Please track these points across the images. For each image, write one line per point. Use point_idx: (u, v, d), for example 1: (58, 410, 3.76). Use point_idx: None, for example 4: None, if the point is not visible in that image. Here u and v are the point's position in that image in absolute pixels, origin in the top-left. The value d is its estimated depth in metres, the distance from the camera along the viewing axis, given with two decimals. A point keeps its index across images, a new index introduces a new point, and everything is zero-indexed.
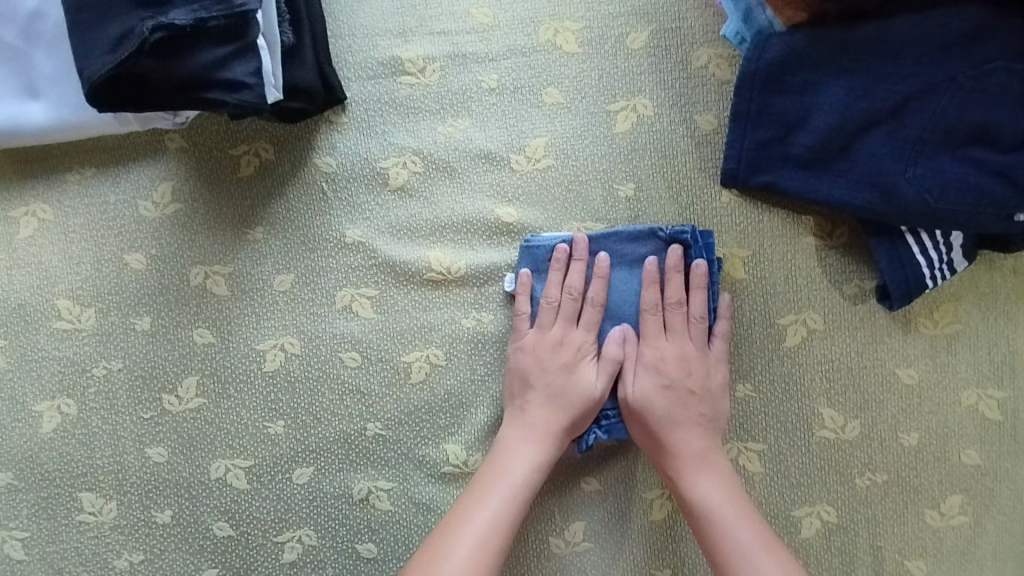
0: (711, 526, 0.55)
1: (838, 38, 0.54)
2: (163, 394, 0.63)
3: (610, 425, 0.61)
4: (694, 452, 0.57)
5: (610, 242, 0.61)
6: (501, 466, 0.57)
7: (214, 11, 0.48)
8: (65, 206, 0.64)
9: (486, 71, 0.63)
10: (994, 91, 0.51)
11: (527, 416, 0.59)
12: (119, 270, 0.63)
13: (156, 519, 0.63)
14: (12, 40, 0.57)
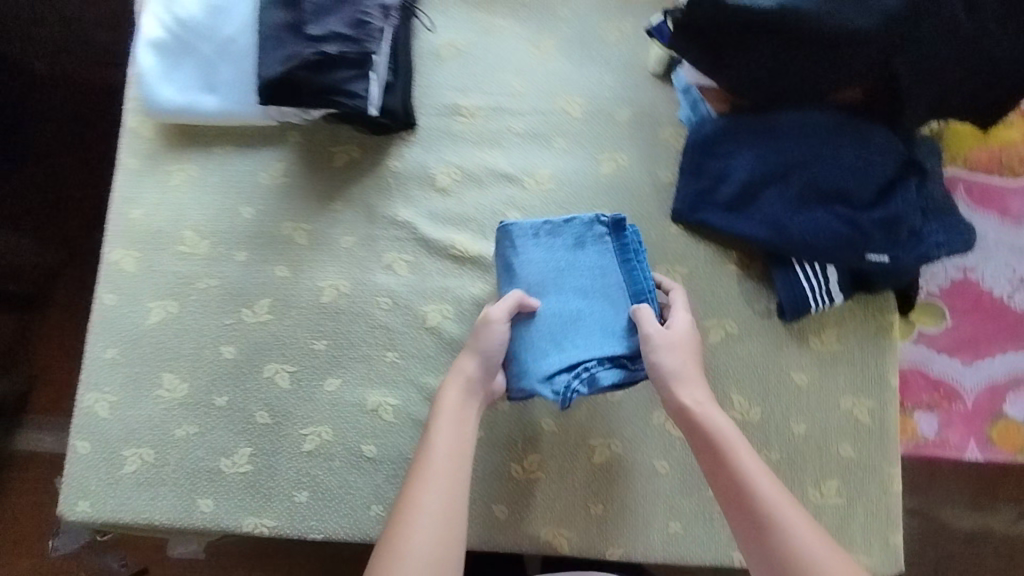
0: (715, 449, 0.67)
1: (750, 123, 0.79)
2: (243, 308, 0.85)
3: (586, 376, 0.74)
4: (703, 393, 0.71)
5: (568, 226, 0.80)
6: (445, 415, 0.71)
7: (352, 49, 0.75)
8: (208, 167, 0.89)
9: (515, 121, 0.89)
10: (849, 168, 0.75)
11: (453, 378, 0.74)
12: (234, 217, 0.88)
13: (215, 401, 0.83)
14: (208, 53, 0.84)
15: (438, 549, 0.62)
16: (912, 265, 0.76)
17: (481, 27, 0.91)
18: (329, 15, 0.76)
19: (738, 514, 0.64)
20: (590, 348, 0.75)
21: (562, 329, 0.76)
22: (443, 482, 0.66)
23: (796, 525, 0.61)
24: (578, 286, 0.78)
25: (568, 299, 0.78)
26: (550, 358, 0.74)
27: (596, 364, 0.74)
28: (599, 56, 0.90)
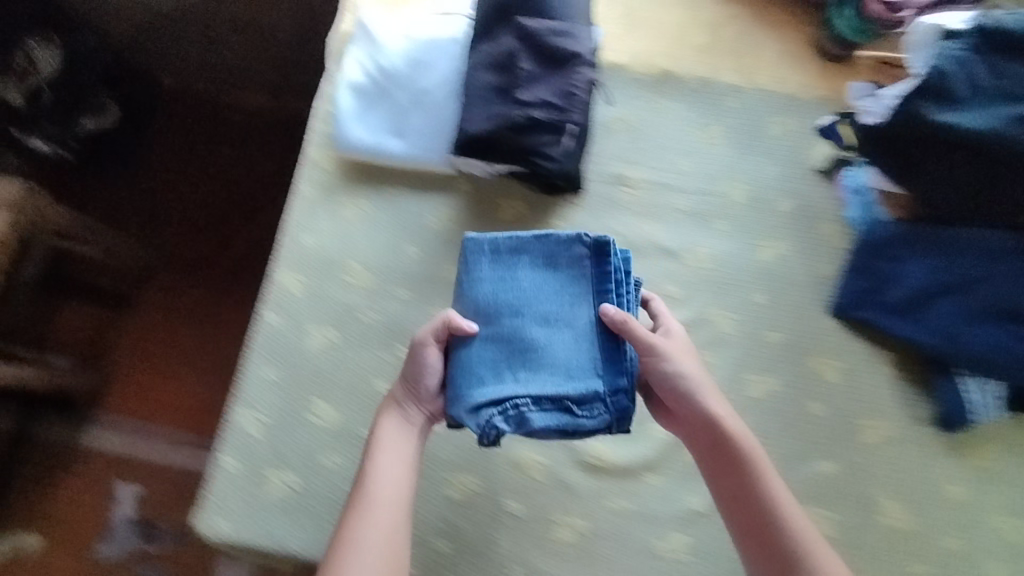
0: (738, 459, 0.73)
1: (928, 233, 0.84)
2: (403, 346, 0.87)
3: (514, 415, 0.69)
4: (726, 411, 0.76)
5: (542, 241, 0.76)
6: (383, 446, 0.74)
7: (556, 115, 0.77)
8: (378, 205, 0.92)
9: (679, 199, 0.91)
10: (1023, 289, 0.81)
11: (388, 408, 0.77)
12: (400, 256, 0.90)
13: (365, 436, 0.84)
14: (403, 102, 0.88)
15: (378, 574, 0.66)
16: None
17: (652, 106, 0.94)
18: (539, 82, 0.78)
19: (756, 522, 0.72)
20: (528, 383, 0.70)
21: (513, 360, 0.72)
22: (382, 513, 0.70)
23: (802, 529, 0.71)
24: (545, 313, 0.74)
25: (525, 324, 0.73)
26: (484, 386, 0.71)
27: (528, 403, 0.70)
28: (763, 147, 0.93)
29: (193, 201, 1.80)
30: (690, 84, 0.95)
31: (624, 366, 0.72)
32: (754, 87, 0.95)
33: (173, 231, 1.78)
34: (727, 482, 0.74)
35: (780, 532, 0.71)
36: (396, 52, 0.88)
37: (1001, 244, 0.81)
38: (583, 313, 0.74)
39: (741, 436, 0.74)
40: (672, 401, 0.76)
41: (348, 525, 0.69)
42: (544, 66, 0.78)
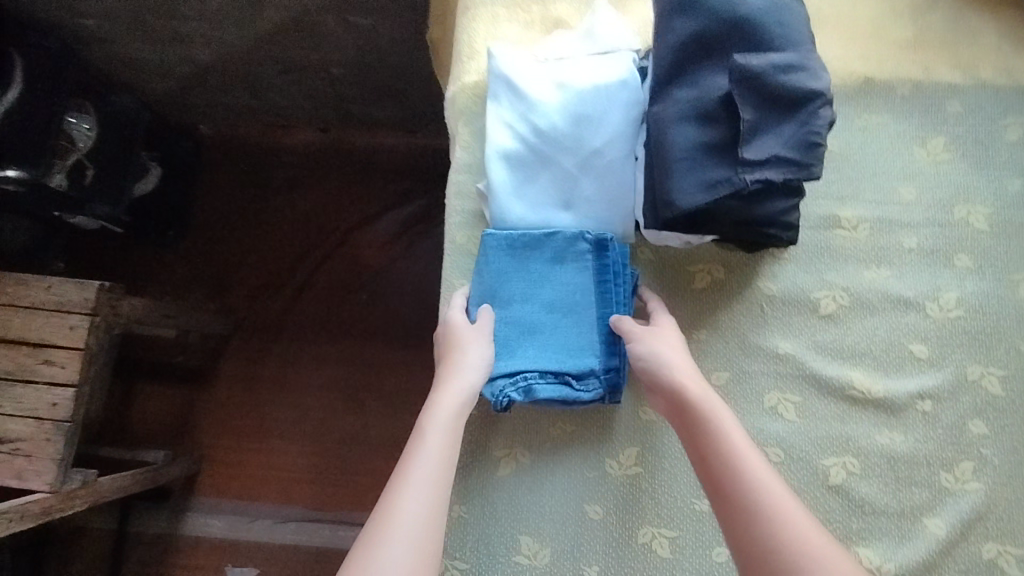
0: (707, 424, 0.60)
1: None
2: (608, 458, 0.73)
3: (524, 385, 0.68)
4: (695, 379, 0.64)
5: (547, 239, 0.72)
6: (435, 418, 0.63)
7: (796, 175, 0.62)
8: None
9: (908, 235, 0.76)
10: None
11: (444, 380, 0.66)
12: None
13: (586, 574, 0.70)
14: (570, 167, 0.73)
15: (414, 565, 0.53)
16: None
17: (855, 125, 0.79)
18: (766, 133, 0.63)
19: (719, 490, 0.56)
20: (535, 358, 0.69)
21: (516, 336, 0.71)
22: (430, 492, 0.58)
23: (789, 508, 0.54)
24: (544, 298, 0.72)
25: (528, 307, 0.72)
26: (499, 361, 0.70)
27: (534, 376, 0.68)
28: (1000, 157, 0.77)
29: (257, 256, 1.65)
30: (900, 91, 0.79)
31: (620, 347, 0.70)
32: (978, 85, 0.79)
33: (241, 293, 1.64)
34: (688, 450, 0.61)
35: (738, 506, 0.54)
36: (551, 107, 0.74)
37: None
38: (590, 299, 0.71)
39: (703, 399, 0.62)
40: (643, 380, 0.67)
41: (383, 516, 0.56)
42: (770, 111, 0.63)
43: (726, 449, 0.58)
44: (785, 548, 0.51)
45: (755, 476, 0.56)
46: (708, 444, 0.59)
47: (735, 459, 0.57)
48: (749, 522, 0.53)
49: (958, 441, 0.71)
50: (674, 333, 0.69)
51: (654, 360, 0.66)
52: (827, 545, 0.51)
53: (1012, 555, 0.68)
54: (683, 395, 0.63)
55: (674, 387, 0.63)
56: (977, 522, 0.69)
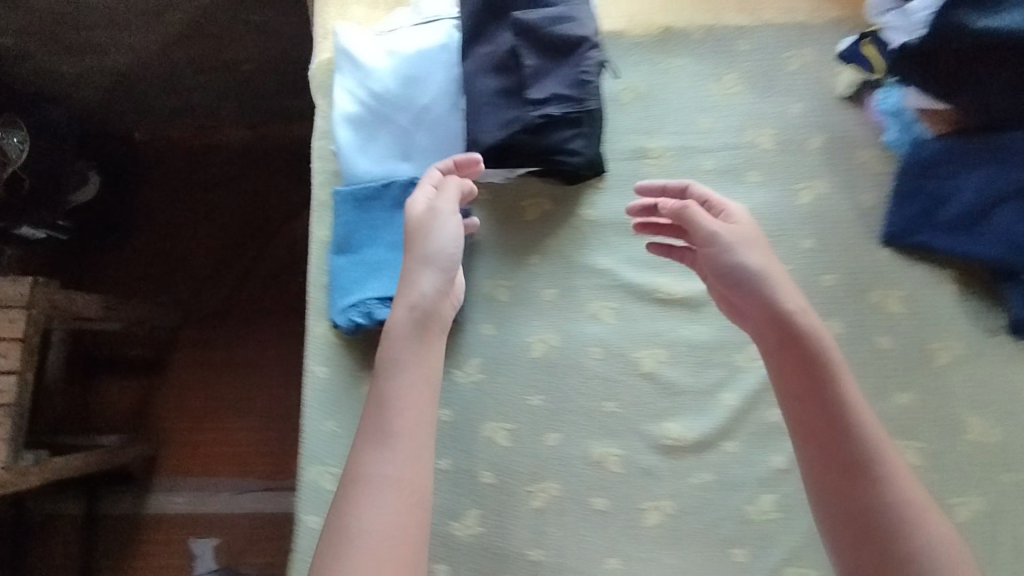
0: (814, 362, 0.67)
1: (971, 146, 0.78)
2: (456, 369, 0.85)
3: (366, 309, 0.82)
4: (814, 323, 0.69)
5: (386, 188, 0.85)
6: (400, 350, 0.71)
7: (573, 108, 0.74)
8: None
9: (705, 158, 0.88)
10: None
11: (402, 297, 0.74)
12: None
13: (440, 466, 0.83)
14: (404, 123, 0.85)
15: (397, 499, 0.65)
16: None
17: (658, 68, 0.90)
18: (547, 76, 0.74)
19: (817, 422, 0.66)
20: (376, 287, 0.83)
21: (362, 272, 0.84)
22: (405, 447, 0.67)
23: (895, 467, 0.63)
24: (386, 239, 0.85)
25: (373, 247, 0.85)
26: (348, 294, 0.84)
27: (375, 301, 0.82)
28: (784, 85, 0.89)
29: (196, 248, 1.75)
30: (695, 36, 0.91)
31: None
32: (762, 25, 0.90)
33: (184, 286, 1.73)
34: (776, 372, 0.69)
35: (863, 466, 0.63)
36: (384, 71, 0.85)
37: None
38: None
39: (817, 334, 0.67)
40: (722, 289, 0.74)
41: (364, 462, 0.66)
42: (549, 58, 0.75)
43: (840, 393, 0.65)
44: (901, 517, 0.61)
45: (869, 432, 0.64)
46: (817, 384, 0.66)
47: (841, 398, 0.65)
48: (873, 480, 0.62)
49: None
50: (762, 246, 0.73)
51: (752, 278, 0.70)
52: (929, 513, 0.61)
53: None
54: (795, 323, 0.68)
55: (782, 313, 0.68)
56: (765, 392, 0.82)
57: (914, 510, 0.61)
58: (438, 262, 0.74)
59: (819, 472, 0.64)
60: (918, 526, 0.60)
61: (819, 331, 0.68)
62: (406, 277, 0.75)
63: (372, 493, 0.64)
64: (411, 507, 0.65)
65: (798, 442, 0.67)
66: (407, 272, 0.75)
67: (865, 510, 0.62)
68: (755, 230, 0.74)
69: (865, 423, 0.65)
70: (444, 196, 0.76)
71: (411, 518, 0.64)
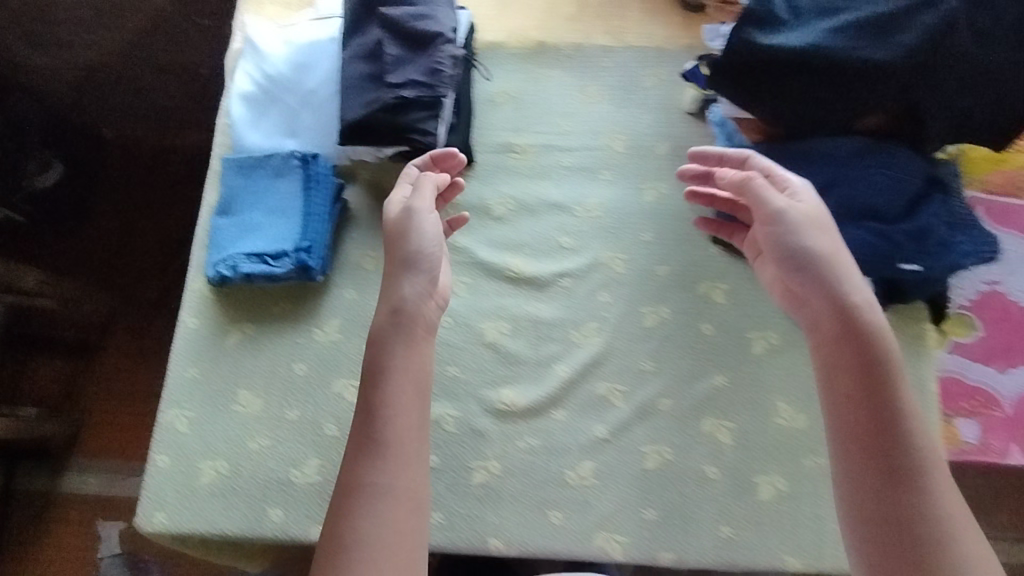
0: (872, 359, 0.69)
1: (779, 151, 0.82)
2: (315, 327, 0.92)
3: (232, 263, 0.90)
4: (880, 324, 0.71)
5: (268, 159, 0.93)
6: (396, 357, 0.73)
7: (424, 93, 0.84)
8: None
9: (563, 156, 0.97)
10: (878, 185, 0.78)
11: (386, 299, 0.76)
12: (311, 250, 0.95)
13: (288, 416, 0.88)
14: (293, 104, 0.95)
15: (395, 506, 0.66)
16: (944, 274, 0.78)
17: (530, 76, 1.01)
18: (406, 65, 0.85)
19: (859, 417, 0.68)
20: (245, 245, 0.91)
21: (236, 231, 0.92)
22: (404, 457, 0.69)
23: (944, 481, 0.64)
24: (262, 203, 0.92)
25: (249, 210, 0.93)
26: (220, 249, 0.91)
27: (241, 257, 0.90)
28: (638, 98, 0.99)
29: (125, 222, 1.58)
30: (565, 51, 1.02)
31: (310, 235, 0.90)
32: (623, 45, 1.01)
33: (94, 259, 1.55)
34: (827, 360, 0.72)
35: (910, 473, 0.64)
36: (278, 58, 0.96)
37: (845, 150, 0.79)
38: (298, 200, 0.92)
39: (874, 327, 0.70)
40: (782, 271, 0.77)
41: (363, 472, 0.67)
42: (408, 50, 0.85)
43: (892, 393, 0.68)
44: (927, 523, 0.61)
45: (922, 442, 0.66)
46: (871, 377, 0.69)
47: (898, 404, 0.67)
48: (899, 481, 0.64)
49: (587, 307, 0.90)
50: (832, 228, 0.75)
51: (822, 262, 0.73)
52: (971, 531, 0.62)
53: (619, 391, 0.87)
54: (853, 313, 0.71)
55: (847, 305, 0.71)
56: (595, 367, 0.88)
57: (936, 517, 0.62)
58: (417, 265, 0.77)
59: (862, 468, 0.66)
60: (949, 537, 0.61)
61: (880, 325, 0.70)
62: (389, 279, 0.77)
63: (372, 506, 0.66)
64: (407, 514, 0.67)
65: (836, 433, 0.69)
66: (388, 275, 0.78)
67: (902, 514, 0.62)
68: (824, 214, 0.75)
69: (922, 432, 0.66)
70: (419, 196, 0.79)
71: (407, 526, 0.66)
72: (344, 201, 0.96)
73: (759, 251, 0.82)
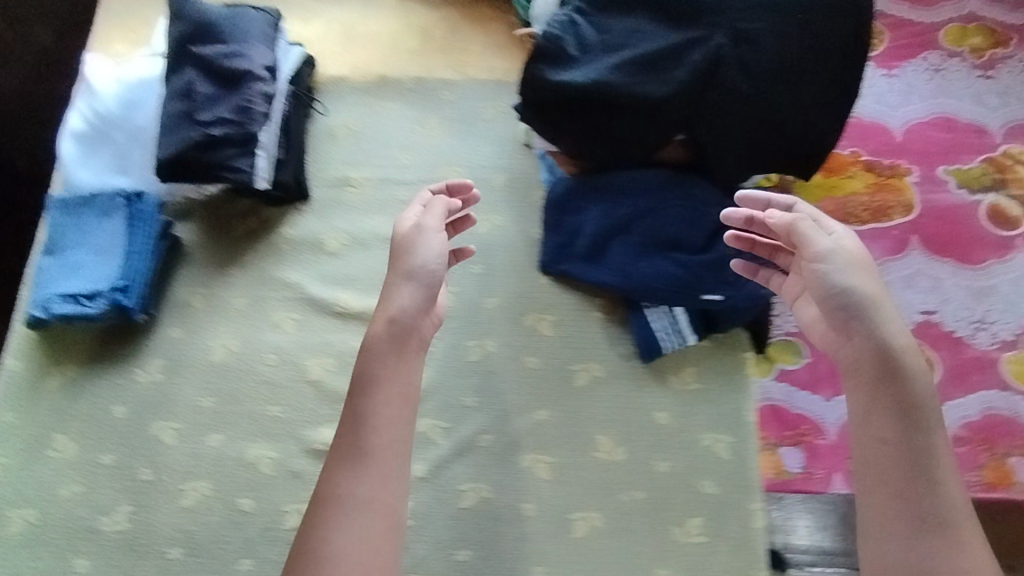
0: (914, 414, 0.65)
1: (585, 183, 0.85)
2: (138, 368, 0.90)
3: (48, 304, 0.88)
4: (923, 373, 0.67)
5: (95, 199, 0.93)
6: (382, 373, 0.72)
7: (234, 130, 0.85)
8: (198, 284, 0.95)
9: (400, 189, 0.97)
10: (673, 218, 0.81)
11: (382, 311, 0.74)
12: (192, 317, 0.93)
13: (103, 461, 0.86)
14: (123, 141, 0.96)
15: (375, 521, 0.66)
16: (744, 303, 0.80)
17: (372, 109, 1.01)
18: (216, 103, 0.86)
19: (898, 473, 0.64)
20: (62, 285, 0.89)
21: (56, 271, 0.91)
22: (382, 465, 0.68)
23: (969, 535, 0.62)
24: (84, 242, 0.92)
25: (71, 249, 0.92)
26: (39, 290, 0.90)
27: (57, 297, 0.89)
28: (477, 130, 0.99)
29: None
30: (406, 84, 1.02)
31: (128, 274, 0.89)
32: (464, 78, 1.02)
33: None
34: (865, 412, 0.67)
35: (941, 529, 0.62)
36: (109, 96, 0.97)
37: (647, 181, 0.82)
38: (119, 238, 0.91)
39: (914, 377, 0.66)
40: (824, 317, 0.70)
41: (339, 477, 0.68)
42: (221, 88, 0.86)
43: (930, 450, 0.64)
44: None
45: (953, 494, 0.63)
46: (914, 431, 0.65)
47: (935, 458, 0.64)
48: (931, 536, 0.61)
49: None
50: (873, 273, 0.69)
51: (869, 308, 0.67)
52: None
53: (440, 428, 0.85)
54: (897, 364, 0.66)
55: (894, 355, 0.66)
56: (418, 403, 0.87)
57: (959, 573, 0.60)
58: (420, 277, 0.75)
59: (898, 523, 0.63)
60: None
61: (920, 375, 0.66)
62: (390, 288, 0.75)
63: (342, 516, 0.66)
64: (388, 532, 0.66)
65: (867, 486, 0.66)
66: (390, 287, 0.75)
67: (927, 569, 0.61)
68: (866, 256, 0.70)
69: (954, 487, 0.64)
70: (430, 214, 0.78)
71: (383, 542, 0.66)
72: (175, 237, 0.96)
73: (793, 292, 0.75)
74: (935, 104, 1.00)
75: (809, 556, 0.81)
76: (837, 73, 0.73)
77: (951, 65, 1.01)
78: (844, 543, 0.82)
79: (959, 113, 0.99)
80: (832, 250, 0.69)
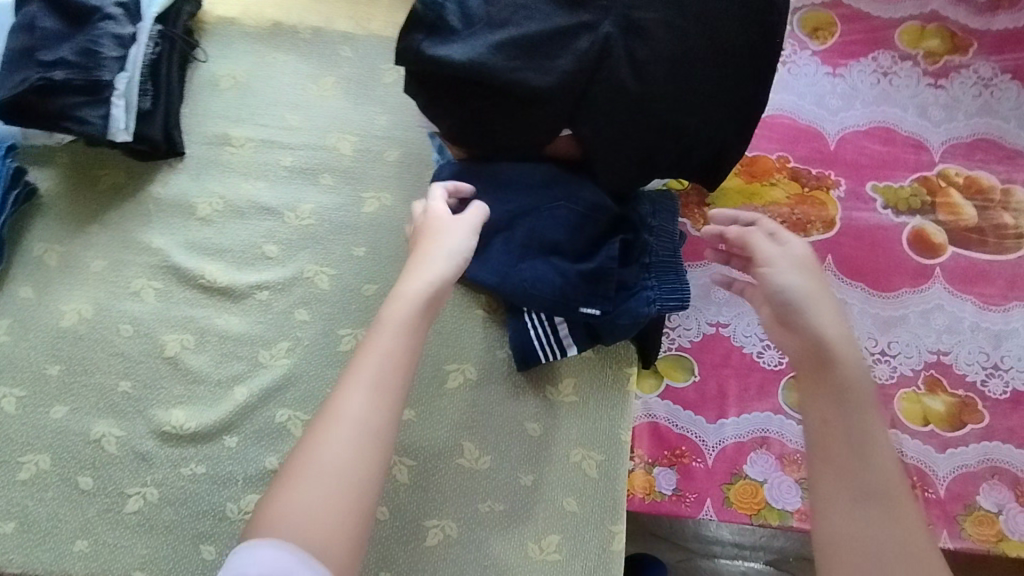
0: (844, 411, 0.60)
1: (470, 169, 0.77)
2: None
3: None
4: (860, 371, 0.61)
5: None
6: (409, 297, 0.62)
7: (78, 75, 0.78)
8: (83, 250, 0.86)
9: (285, 154, 0.89)
10: (557, 220, 0.74)
11: (415, 268, 0.65)
12: (72, 291, 0.85)
13: None
14: None
15: (370, 454, 0.56)
16: (624, 320, 0.74)
17: (263, 60, 0.92)
18: (61, 44, 0.79)
19: (822, 469, 0.59)
20: None
21: None
22: (394, 391, 0.59)
23: (900, 535, 0.56)
24: None
25: None
26: None
27: None
28: (375, 95, 0.90)
29: None
30: (303, 35, 0.93)
31: None
32: (368, 35, 0.93)
33: None
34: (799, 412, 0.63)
35: (862, 526, 0.56)
36: None
37: (533, 177, 0.75)
38: None
39: (844, 375, 0.60)
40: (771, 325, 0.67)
41: (343, 394, 0.58)
42: (67, 27, 0.79)
43: (861, 448, 0.59)
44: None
45: (886, 495, 0.57)
46: (860, 430, 0.59)
47: (862, 456, 0.58)
48: (850, 533, 0.56)
49: (281, 325, 0.83)
50: (818, 276, 0.65)
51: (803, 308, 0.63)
52: None
53: (299, 419, 0.80)
54: (828, 361, 0.61)
55: (825, 352, 0.61)
56: (278, 391, 0.81)
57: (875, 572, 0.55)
58: (451, 259, 0.66)
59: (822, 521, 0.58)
60: None
61: (853, 371, 0.60)
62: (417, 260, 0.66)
63: (333, 439, 0.56)
64: (378, 468, 0.56)
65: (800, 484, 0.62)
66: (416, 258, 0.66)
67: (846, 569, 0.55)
68: (812, 261, 0.65)
69: (886, 488, 0.57)
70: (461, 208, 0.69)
71: (374, 477, 0.56)
72: (32, 184, 0.87)
73: None
74: (876, 112, 0.92)
75: (728, 551, 0.94)
76: (741, 84, 0.66)
77: (900, 70, 0.93)
78: (750, 538, 0.94)
79: (900, 124, 0.91)
80: (778, 253, 0.66)
